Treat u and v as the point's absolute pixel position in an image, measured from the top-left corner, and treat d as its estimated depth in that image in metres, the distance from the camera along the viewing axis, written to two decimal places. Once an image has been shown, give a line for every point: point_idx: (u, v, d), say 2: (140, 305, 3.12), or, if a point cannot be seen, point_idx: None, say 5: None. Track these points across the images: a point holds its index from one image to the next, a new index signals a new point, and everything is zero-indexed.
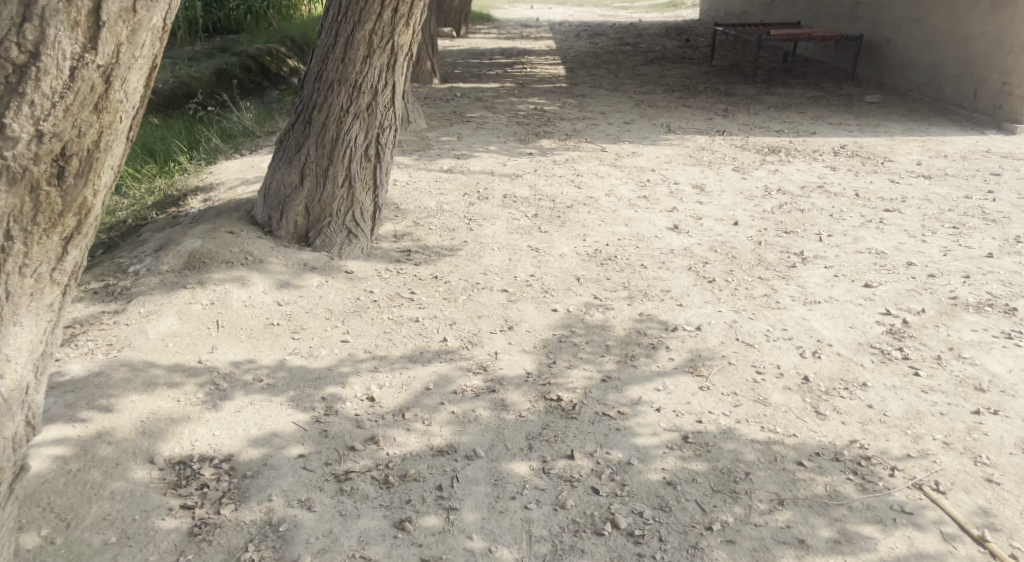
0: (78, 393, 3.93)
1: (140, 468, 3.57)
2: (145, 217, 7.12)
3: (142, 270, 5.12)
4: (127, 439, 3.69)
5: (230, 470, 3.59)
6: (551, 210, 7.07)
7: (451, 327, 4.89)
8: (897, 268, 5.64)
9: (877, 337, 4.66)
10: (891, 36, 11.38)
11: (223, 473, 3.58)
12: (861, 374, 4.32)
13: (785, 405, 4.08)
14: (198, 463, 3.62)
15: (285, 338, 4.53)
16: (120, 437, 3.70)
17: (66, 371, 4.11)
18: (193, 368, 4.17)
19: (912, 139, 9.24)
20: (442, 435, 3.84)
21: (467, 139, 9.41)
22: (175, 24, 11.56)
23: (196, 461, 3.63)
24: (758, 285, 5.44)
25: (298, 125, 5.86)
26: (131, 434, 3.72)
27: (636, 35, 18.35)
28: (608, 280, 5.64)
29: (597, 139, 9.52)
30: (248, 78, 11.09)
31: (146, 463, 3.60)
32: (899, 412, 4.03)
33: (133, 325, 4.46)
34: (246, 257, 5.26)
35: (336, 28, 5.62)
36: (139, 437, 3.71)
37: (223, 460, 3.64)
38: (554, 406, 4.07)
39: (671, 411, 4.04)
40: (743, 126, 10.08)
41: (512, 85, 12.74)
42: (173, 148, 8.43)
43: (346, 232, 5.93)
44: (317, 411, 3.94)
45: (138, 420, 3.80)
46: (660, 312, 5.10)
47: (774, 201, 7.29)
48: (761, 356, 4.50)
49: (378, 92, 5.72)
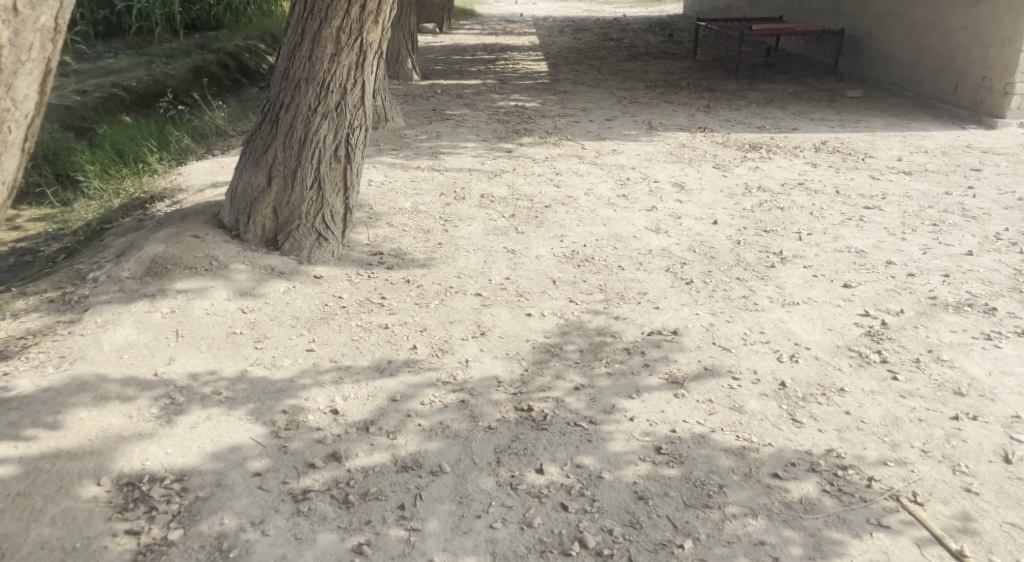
0: (23, 410, 3.80)
1: (85, 489, 3.45)
2: (110, 219, 7.01)
3: (102, 276, 5.10)
4: (74, 460, 3.56)
5: (181, 491, 3.47)
6: (528, 210, 6.94)
7: (422, 333, 4.79)
8: (877, 267, 5.55)
9: (856, 340, 4.56)
10: (872, 31, 11.30)
11: (174, 494, 3.45)
12: (839, 379, 4.22)
13: (761, 412, 3.98)
14: (147, 484, 3.49)
15: (247, 347, 4.47)
16: (67, 458, 3.57)
17: (13, 387, 3.98)
18: (147, 381, 4.04)
19: (893, 135, 9.16)
20: (407, 450, 3.72)
21: (444, 137, 9.27)
22: (152, 21, 11.38)
23: (146, 482, 3.50)
24: (736, 287, 5.33)
25: (265, 126, 5.72)
26: (77, 454, 3.60)
27: (619, 30, 18.24)
28: (584, 282, 5.53)
29: (577, 136, 9.40)
30: (226, 75, 10.88)
31: (93, 485, 3.47)
32: (877, 419, 3.93)
33: (88, 336, 4.43)
34: (210, 262, 5.23)
35: (302, 25, 5.47)
36: (86, 457, 3.59)
37: (175, 480, 3.52)
38: (525, 416, 3.94)
39: (646, 420, 3.92)
40: (724, 123, 9.98)
41: (493, 81, 12.61)
42: (144, 148, 8.28)
43: (316, 235, 5.79)
44: (276, 425, 3.83)
45: (85, 439, 3.67)
46: (636, 316, 4.99)
47: (754, 199, 7.19)
48: (737, 362, 4.39)
49: (347, 90, 5.57)
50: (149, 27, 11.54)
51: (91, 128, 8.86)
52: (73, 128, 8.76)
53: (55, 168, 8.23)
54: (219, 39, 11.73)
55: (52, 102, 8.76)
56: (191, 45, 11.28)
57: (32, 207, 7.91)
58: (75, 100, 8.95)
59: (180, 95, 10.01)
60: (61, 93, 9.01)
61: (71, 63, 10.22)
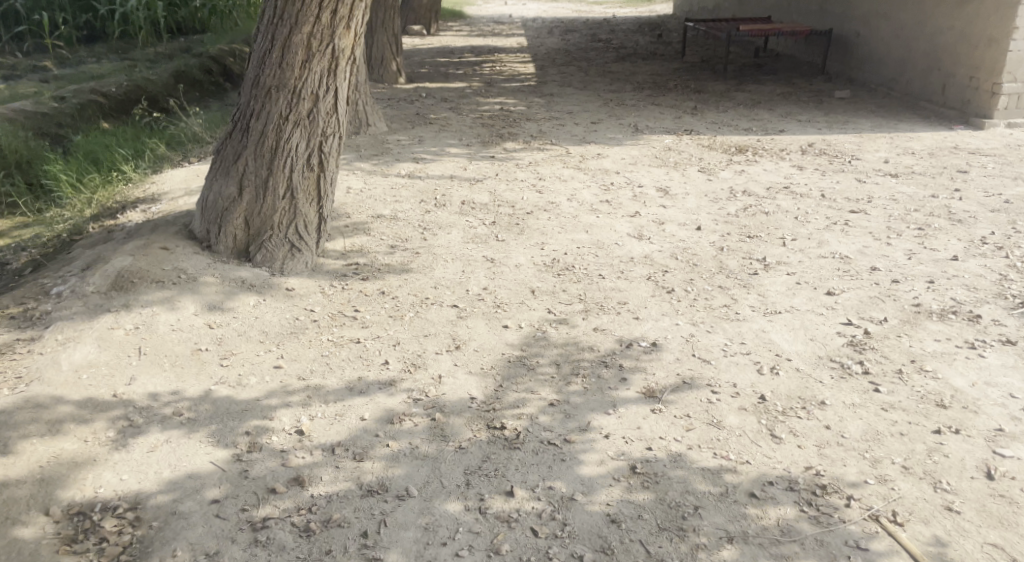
0: None
1: (33, 520, 3.59)
2: (82, 230, 6.91)
3: (66, 291, 5.04)
4: (23, 489, 3.69)
5: (134, 520, 3.58)
6: (509, 217, 6.84)
7: (395, 348, 4.70)
8: (862, 273, 5.45)
9: (838, 350, 4.46)
10: (859, 31, 11.22)
11: (126, 524, 3.56)
12: (820, 391, 4.12)
13: (740, 427, 3.91)
14: (98, 514, 3.61)
15: (212, 365, 4.51)
16: (14, 486, 3.70)
17: None
18: (106, 403, 4.16)
19: (880, 136, 9.07)
20: (373, 473, 3.77)
21: (428, 142, 9.15)
22: (135, 25, 11.21)
23: (96, 511, 3.62)
24: (718, 295, 5.24)
25: (235, 134, 5.59)
26: (28, 482, 3.72)
27: (609, 31, 18.11)
28: (564, 292, 5.42)
29: (562, 140, 9.28)
30: (209, 80, 10.69)
31: (41, 515, 3.61)
32: (859, 433, 3.85)
33: (48, 354, 4.47)
34: (178, 275, 5.14)
35: (271, 31, 5.34)
36: (36, 486, 3.71)
37: (127, 508, 3.63)
38: (497, 435, 3.95)
39: (620, 438, 3.89)
40: (710, 125, 9.88)
41: (479, 85, 12.48)
42: (120, 156, 8.14)
43: (289, 245, 5.67)
44: (239, 448, 3.93)
45: (35, 466, 3.79)
46: (615, 327, 4.88)
47: (739, 203, 7.09)
48: (717, 374, 4.28)
49: (319, 97, 5.45)
50: (132, 31, 11.37)
51: (67, 136, 8.72)
52: (49, 136, 8.62)
53: (28, 177, 8.09)
54: (203, 43, 11.56)
55: (28, 109, 8.61)
56: (174, 49, 11.18)
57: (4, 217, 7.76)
58: (52, 107, 8.81)
59: (161, 102, 9.86)
60: (38, 100, 8.87)
61: (51, 69, 10.08)
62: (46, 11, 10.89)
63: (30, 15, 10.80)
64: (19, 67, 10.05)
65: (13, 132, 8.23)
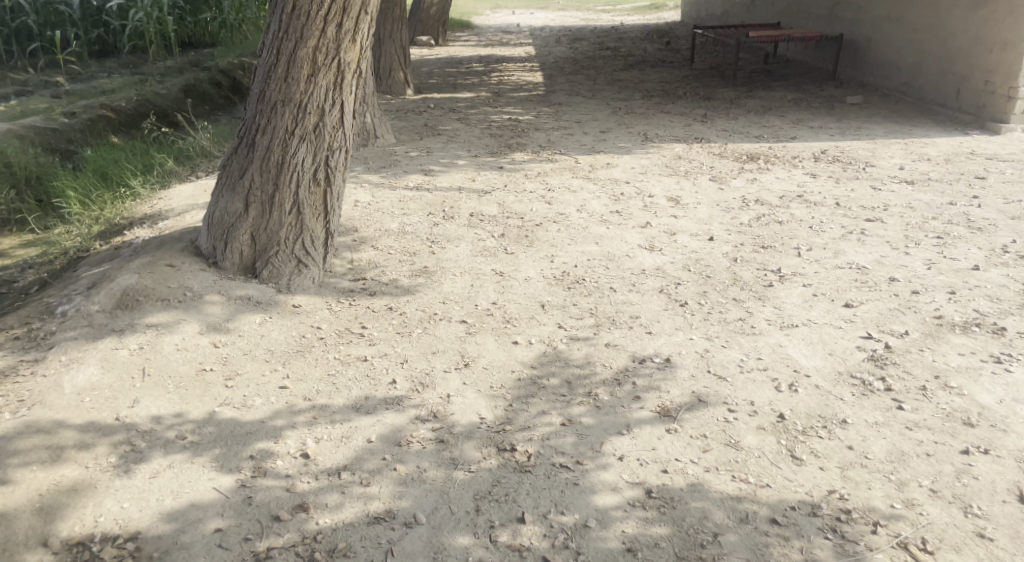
0: None
1: (33, 552, 3.52)
2: (88, 248, 6.86)
3: (71, 310, 4.98)
4: (22, 519, 3.61)
5: (135, 551, 3.50)
6: (519, 228, 6.73)
7: (402, 366, 4.61)
8: (880, 284, 5.32)
9: (858, 366, 4.32)
10: (870, 36, 11.10)
11: (127, 555, 3.48)
12: (841, 410, 3.99)
13: (759, 448, 3.78)
14: (98, 544, 3.53)
15: (217, 386, 4.41)
16: (15, 516, 3.63)
17: None
18: (108, 427, 4.08)
19: (894, 142, 8.94)
20: (381, 500, 3.67)
21: (436, 153, 9.06)
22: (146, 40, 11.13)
23: (96, 542, 3.54)
24: (732, 308, 5.11)
25: (241, 149, 5.51)
26: (27, 512, 3.64)
27: (617, 39, 18.02)
28: (574, 306, 5.30)
29: (571, 149, 9.18)
30: (218, 93, 10.62)
31: (40, 546, 3.54)
32: (882, 454, 3.72)
33: (52, 376, 4.40)
34: (184, 292, 5.06)
35: (277, 45, 5.25)
36: (36, 516, 3.63)
37: (128, 539, 3.55)
38: (508, 458, 3.85)
39: (635, 460, 3.77)
40: (721, 132, 9.76)
41: (488, 94, 12.40)
42: (128, 171, 8.07)
43: (296, 261, 5.58)
44: (243, 473, 3.84)
45: (35, 494, 3.71)
46: (627, 342, 4.76)
47: (752, 212, 6.97)
48: (733, 392, 4.15)
49: (325, 111, 5.35)
50: (143, 46, 11.31)
51: (76, 151, 8.66)
52: (58, 151, 8.57)
53: (37, 194, 8.06)
54: (213, 57, 11.50)
55: (37, 125, 8.57)
56: (184, 64, 11.12)
57: (13, 235, 7.69)
58: (62, 123, 8.75)
59: (170, 116, 9.79)
60: (48, 116, 8.81)
61: (63, 84, 10.04)
62: (57, 26, 10.84)
63: (42, 31, 10.74)
64: (30, 83, 10.03)
65: (23, 149, 8.19)
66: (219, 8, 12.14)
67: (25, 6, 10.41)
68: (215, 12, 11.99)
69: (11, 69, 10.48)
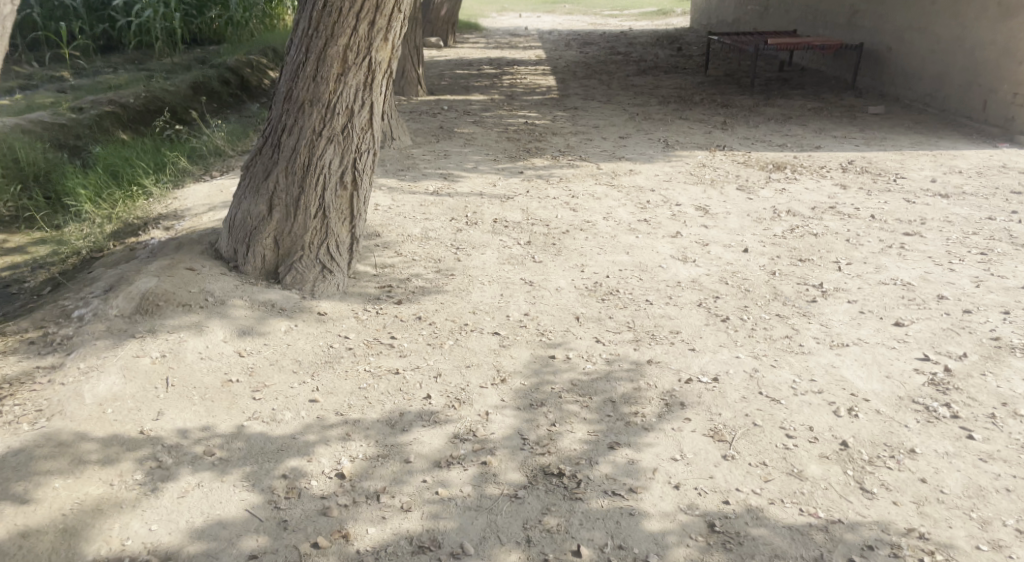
0: None
1: None
2: (101, 248, 6.69)
3: (88, 314, 4.90)
4: (45, 539, 3.62)
5: None
6: (544, 236, 6.53)
7: (436, 380, 4.52)
8: (928, 302, 5.15)
9: (919, 390, 4.25)
10: (891, 45, 10.90)
11: None
12: (907, 438, 3.94)
13: (824, 479, 3.73)
14: None
15: (244, 398, 4.40)
16: (37, 536, 3.63)
17: None
18: (132, 440, 4.09)
19: (923, 154, 8.73)
20: (425, 526, 3.63)
21: (453, 156, 8.85)
22: (152, 36, 10.94)
23: None
24: (777, 324, 4.91)
25: (266, 150, 5.30)
26: (50, 532, 3.65)
27: (627, 44, 17.81)
28: (610, 318, 5.10)
29: (592, 155, 8.97)
30: (227, 90, 10.41)
31: None
32: (959, 488, 3.66)
33: (71, 385, 4.37)
34: (206, 298, 5.02)
35: (306, 42, 5.04)
36: (59, 536, 3.64)
37: None
38: (556, 483, 3.79)
39: (693, 488, 3.71)
40: (743, 140, 9.56)
41: (501, 97, 12.17)
42: (140, 170, 7.87)
43: (320, 267, 5.39)
44: (276, 493, 3.83)
45: (58, 514, 3.71)
46: (670, 359, 4.58)
47: (784, 224, 6.76)
48: (789, 416, 4.08)
49: (354, 112, 5.15)
50: (149, 41, 11.08)
51: (85, 147, 8.45)
52: (67, 147, 8.37)
53: (46, 191, 7.84)
54: (221, 54, 11.31)
55: (45, 120, 8.35)
56: (192, 60, 10.95)
57: (21, 232, 7.48)
58: (70, 118, 8.55)
59: (179, 113, 9.57)
60: (56, 111, 8.62)
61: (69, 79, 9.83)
62: (62, 20, 10.59)
63: (48, 24, 10.49)
64: (37, 76, 9.83)
65: (30, 145, 7.99)
66: (225, 5, 11.94)
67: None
68: (220, 9, 11.79)
69: (16, 61, 10.20)
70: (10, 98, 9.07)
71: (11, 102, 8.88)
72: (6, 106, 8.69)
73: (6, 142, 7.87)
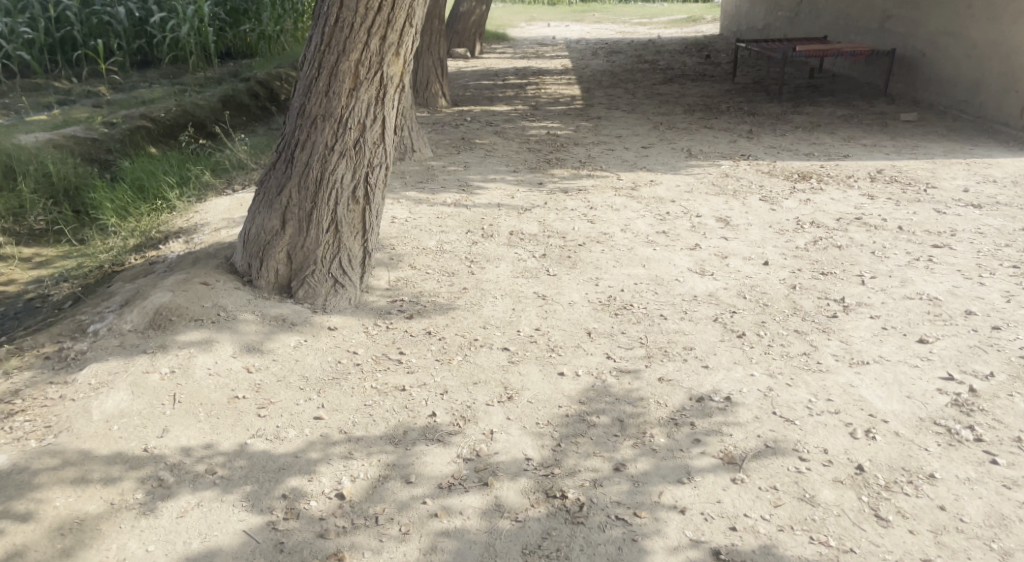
0: None
1: None
2: (123, 261, 6.69)
3: (103, 329, 4.89)
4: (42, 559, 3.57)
5: None
6: (561, 248, 6.40)
7: (442, 397, 4.42)
8: (955, 318, 4.97)
9: (940, 411, 4.10)
10: (924, 51, 10.66)
11: None
12: (926, 462, 3.80)
13: (837, 505, 3.61)
14: None
15: (249, 416, 4.32)
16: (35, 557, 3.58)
17: None
18: (136, 458, 4.03)
19: (956, 162, 8.50)
20: (423, 551, 3.55)
21: (473, 168, 8.76)
22: (187, 50, 10.99)
23: None
24: (794, 341, 4.76)
25: (280, 164, 5.24)
26: (48, 552, 3.60)
27: (655, 52, 17.65)
28: (623, 334, 4.97)
29: (613, 166, 8.84)
30: (256, 104, 10.42)
31: None
32: (979, 517, 3.53)
33: (80, 401, 4.34)
34: (218, 312, 4.97)
35: (318, 58, 4.97)
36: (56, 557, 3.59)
37: None
38: (559, 506, 3.69)
39: (699, 514, 3.61)
40: (768, 149, 9.37)
41: (525, 108, 12.08)
42: (166, 184, 7.87)
43: (332, 281, 5.31)
44: (275, 514, 3.75)
45: (57, 533, 3.67)
46: (682, 377, 4.45)
47: (807, 235, 6.58)
48: (803, 438, 3.96)
49: (366, 127, 5.07)
50: (184, 56, 11.10)
51: (115, 161, 8.48)
52: (97, 161, 8.39)
53: (75, 205, 7.88)
54: (251, 68, 11.33)
55: (77, 135, 8.39)
56: (224, 74, 10.99)
57: (49, 245, 7.53)
58: (102, 133, 8.59)
59: (207, 127, 9.59)
60: (89, 126, 8.66)
61: (104, 94, 9.90)
62: (101, 37, 10.68)
63: (87, 41, 10.59)
64: (73, 92, 9.90)
65: (62, 159, 8.02)
66: (259, 19, 11.97)
67: (71, 16, 10.21)
68: (254, 23, 11.82)
69: (54, 77, 10.30)
70: (45, 113, 9.15)
71: (46, 117, 8.95)
72: (41, 121, 8.74)
73: (37, 156, 7.90)
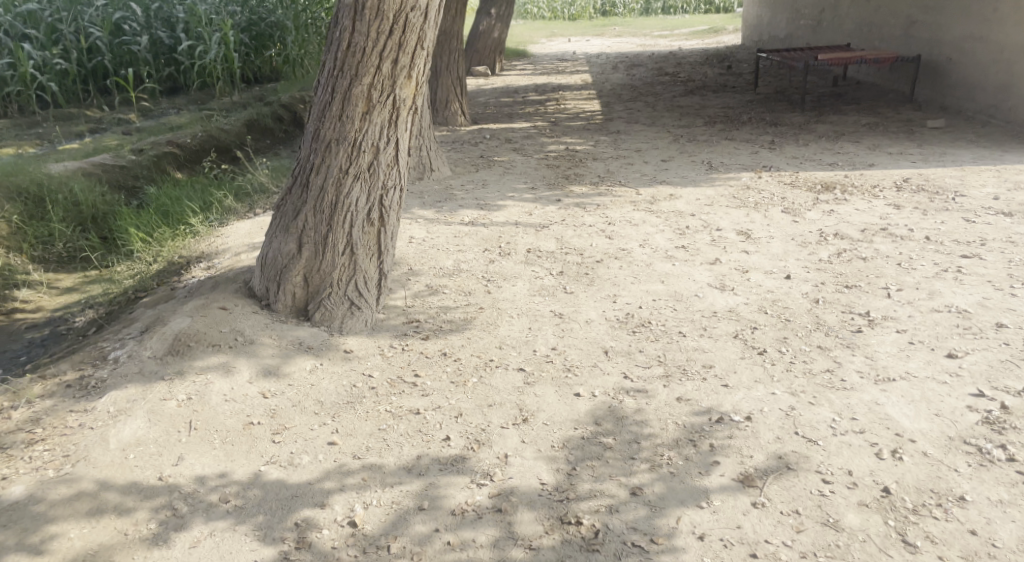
0: (11, 526, 3.78)
1: None
2: (146, 286, 6.68)
3: (124, 356, 4.87)
4: None
5: None
6: (578, 265, 6.31)
7: (457, 420, 4.34)
8: (985, 331, 4.82)
9: (971, 430, 3.97)
10: (950, 56, 10.48)
11: None
12: (955, 484, 3.68)
13: (863, 530, 3.49)
14: None
15: (264, 442, 4.26)
16: None
17: (9, 494, 3.96)
18: (150, 488, 3.98)
19: (985, 169, 8.32)
20: None
21: (491, 186, 8.70)
22: (213, 76, 11.05)
23: None
24: (818, 357, 4.64)
25: (295, 188, 5.19)
26: None
27: (675, 64, 17.55)
28: (641, 352, 4.87)
29: (632, 180, 8.74)
30: (279, 127, 10.45)
31: None
32: (1012, 541, 3.40)
33: (98, 430, 4.30)
34: (235, 336, 4.92)
35: (330, 83, 4.92)
36: None
37: None
38: (575, 533, 3.60)
39: (719, 539, 3.51)
40: (791, 160, 9.24)
41: (544, 124, 12.02)
42: (190, 209, 7.87)
43: (349, 303, 5.26)
44: (286, 543, 3.69)
45: None
46: (701, 396, 4.34)
47: (831, 248, 6.44)
48: (826, 459, 3.85)
49: (379, 150, 5.02)
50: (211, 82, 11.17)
51: (142, 187, 8.50)
52: (125, 187, 8.41)
53: (101, 231, 7.90)
54: (276, 91, 11.37)
55: (107, 162, 8.42)
56: (250, 98, 11.03)
57: (75, 272, 7.56)
58: (130, 159, 8.61)
59: (230, 151, 9.61)
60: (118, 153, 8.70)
61: (134, 121, 9.97)
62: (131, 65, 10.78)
63: (116, 69, 10.69)
64: (104, 119, 9.98)
65: (90, 186, 8.05)
66: (284, 43, 12.04)
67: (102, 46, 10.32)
68: (279, 47, 11.89)
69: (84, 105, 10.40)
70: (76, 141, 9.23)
71: (76, 145, 9.01)
72: (71, 149, 8.81)
73: (65, 182, 7.92)
